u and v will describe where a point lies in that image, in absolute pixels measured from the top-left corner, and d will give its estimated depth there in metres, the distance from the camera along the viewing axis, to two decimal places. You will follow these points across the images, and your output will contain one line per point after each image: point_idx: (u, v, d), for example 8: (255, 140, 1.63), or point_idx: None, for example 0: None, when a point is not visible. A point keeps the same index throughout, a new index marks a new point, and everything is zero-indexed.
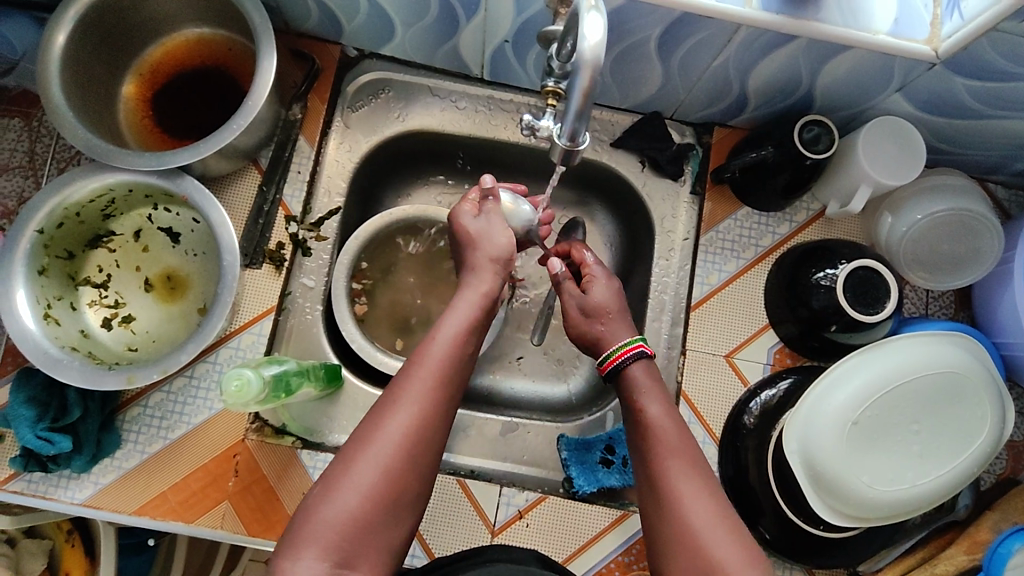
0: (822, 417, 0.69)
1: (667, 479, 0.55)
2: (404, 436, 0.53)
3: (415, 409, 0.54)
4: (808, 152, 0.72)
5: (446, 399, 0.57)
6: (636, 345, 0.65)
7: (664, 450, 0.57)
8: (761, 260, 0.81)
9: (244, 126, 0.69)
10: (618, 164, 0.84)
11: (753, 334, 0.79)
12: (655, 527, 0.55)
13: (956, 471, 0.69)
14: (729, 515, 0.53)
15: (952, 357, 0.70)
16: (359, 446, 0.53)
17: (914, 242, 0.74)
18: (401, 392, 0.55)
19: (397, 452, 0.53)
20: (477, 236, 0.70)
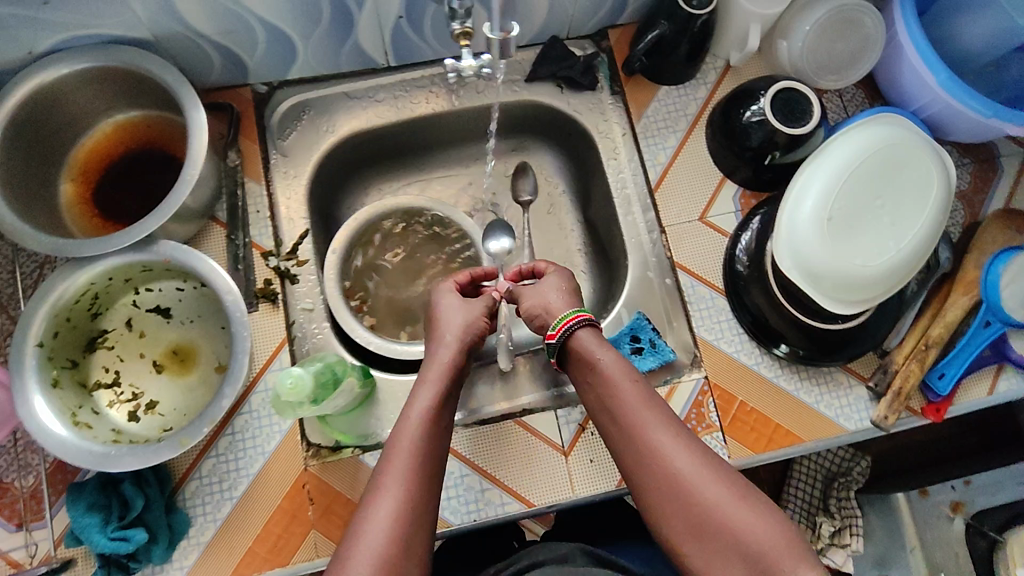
0: (800, 224, 0.76)
1: (647, 441, 0.57)
2: (388, 530, 0.53)
3: (393, 501, 0.55)
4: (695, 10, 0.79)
5: (424, 477, 0.57)
6: (577, 315, 0.67)
7: (646, 424, 0.58)
8: (695, 126, 0.88)
9: (198, 173, 0.70)
10: (538, 95, 0.90)
11: (715, 190, 0.86)
12: (646, 490, 0.56)
13: (926, 228, 0.77)
14: (716, 460, 0.56)
15: (886, 135, 0.78)
16: (347, 548, 0.53)
17: (812, 51, 0.83)
18: (376, 491, 0.56)
19: (382, 550, 0.52)
20: (445, 316, 0.72)
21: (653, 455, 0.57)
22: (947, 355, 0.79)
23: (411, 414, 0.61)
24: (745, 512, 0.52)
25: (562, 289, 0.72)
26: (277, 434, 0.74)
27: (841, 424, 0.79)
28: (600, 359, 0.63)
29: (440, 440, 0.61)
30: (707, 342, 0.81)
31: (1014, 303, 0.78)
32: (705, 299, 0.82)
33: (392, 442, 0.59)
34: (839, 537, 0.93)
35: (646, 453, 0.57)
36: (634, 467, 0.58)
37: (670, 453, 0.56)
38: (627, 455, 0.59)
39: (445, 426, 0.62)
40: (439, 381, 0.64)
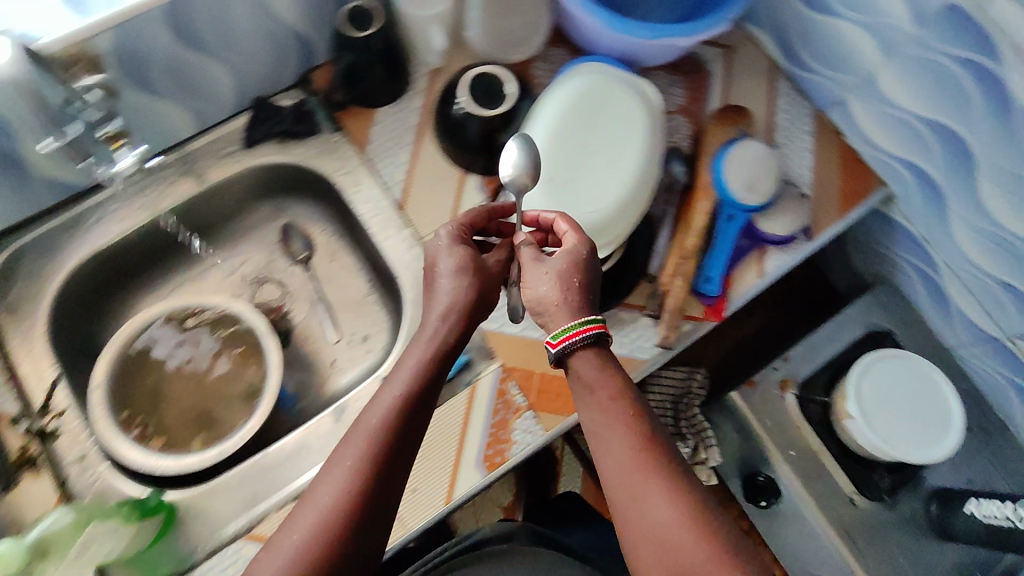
0: (526, 196, 0.79)
1: (637, 482, 0.59)
2: (302, 543, 0.56)
3: (319, 513, 0.57)
4: (353, 33, 0.79)
5: (403, 427, 0.62)
6: (587, 328, 0.65)
7: (636, 481, 0.59)
8: (421, 135, 0.89)
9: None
10: (264, 158, 0.89)
11: (458, 188, 0.87)
12: (626, 527, 0.59)
13: (640, 154, 0.80)
14: (688, 502, 0.57)
15: (574, 88, 0.82)
16: (299, 510, 0.58)
17: (486, 38, 0.87)
18: (333, 484, 0.58)
19: (313, 521, 0.57)
20: (451, 301, 0.70)
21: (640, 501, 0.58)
22: (708, 259, 0.84)
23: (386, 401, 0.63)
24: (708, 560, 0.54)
25: (549, 279, 0.68)
26: None
27: (638, 357, 0.82)
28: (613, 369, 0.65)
29: (409, 429, 0.63)
30: (494, 330, 0.82)
31: (743, 191, 0.82)
32: None
33: (356, 434, 0.61)
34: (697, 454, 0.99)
35: (631, 501, 0.59)
36: (619, 496, 0.60)
37: (655, 504, 0.57)
38: (616, 489, 0.60)
39: (429, 391, 0.66)
40: (426, 347, 0.68)
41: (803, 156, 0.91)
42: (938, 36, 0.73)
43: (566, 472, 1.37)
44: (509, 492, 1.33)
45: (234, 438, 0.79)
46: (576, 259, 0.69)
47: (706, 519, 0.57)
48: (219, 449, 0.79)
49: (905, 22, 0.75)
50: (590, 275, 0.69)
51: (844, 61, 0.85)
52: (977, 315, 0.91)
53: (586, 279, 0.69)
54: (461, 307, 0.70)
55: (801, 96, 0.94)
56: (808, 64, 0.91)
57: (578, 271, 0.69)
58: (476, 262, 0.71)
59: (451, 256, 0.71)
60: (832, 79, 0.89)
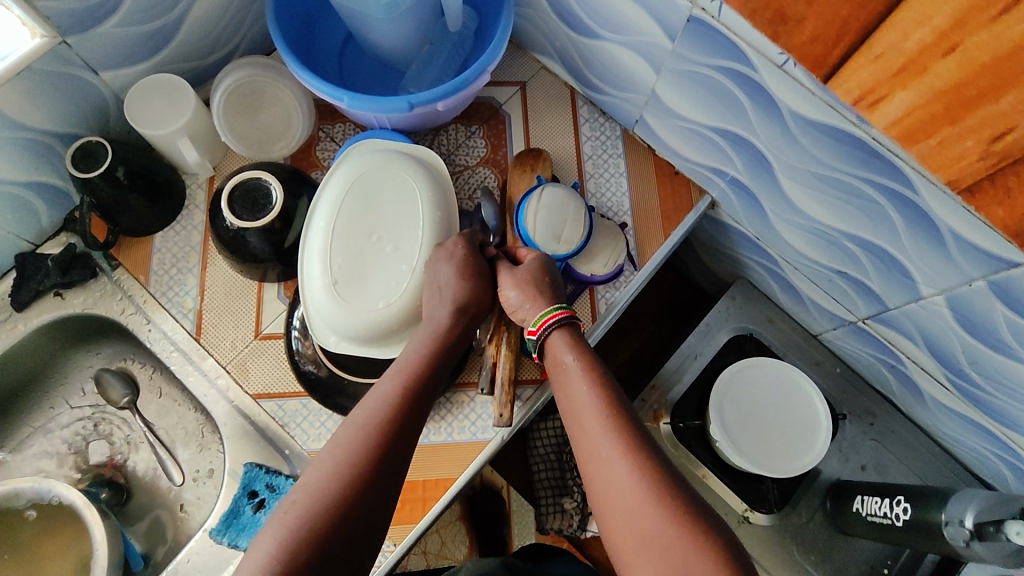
0: (316, 304, 0.73)
1: (599, 454, 0.55)
2: (266, 558, 0.48)
3: (285, 528, 0.50)
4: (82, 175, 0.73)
5: (392, 420, 0.57)
6: (554, 314, 0.65)
7: (602, 443, 0.55)
8: (206, 253, 0.82)
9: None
10: (46, 316, 0.82)
11: (256, 302, 0.81)
12: (602, 505, 0.53)
13: (428, 227, 0.75)
14: (651, 468, 0.53)
15: (347, 173, 0.77)
16: (306, 476, 0.54)
17: (243, 139, 0.82)
18: (326, 464, 0.54)
19: (299, 509, 0.51)
20: (448, 296, 0.68)
21: (614, 480, 0.53)
22: None
23: (378, 394, 0.59)
24: (689, 542, 0.48)
25: (528, 278, 0.69)
26: None
27: (482, 439, 0.77)
28: (571, 358, 0.63)
29: (403, 433, 0.57)
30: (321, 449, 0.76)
31: (547, 240, 0.77)
32: (298, 412, 0.77)
33: (352, 421, 0.57)
34: (585, 505, 0.97)
35: (605, 461, 0.54)
36: (592, 484, 0.55)
37: (616, 471, 0.53)
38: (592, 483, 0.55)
39: (425, 383, 0.62)
40: (443, 309, 0.68)
41: (616, 182, 0.88)
42: (692, 48, 0.69)
43: (520, 511, 1.06)
44: (462, 541, 1.04)
45: None
46: (542, 261, 0.70)
47: (669, 481, 0.52)
48: None
49: (662, 39, 0.71)
50: (553, 276, 0.70)
51: (627, 81, 0.81)
52: (829, 303, 0.86)
53: (550, 279, 0.70)
54: (462, 322, 0.68)
55: (605, 119, 0.90)
56: (599, 86, 0.87)
57: (545, 272, 0.70)
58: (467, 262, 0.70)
59: (448, 262, 0.70)
60: (624, 99, 0.85)
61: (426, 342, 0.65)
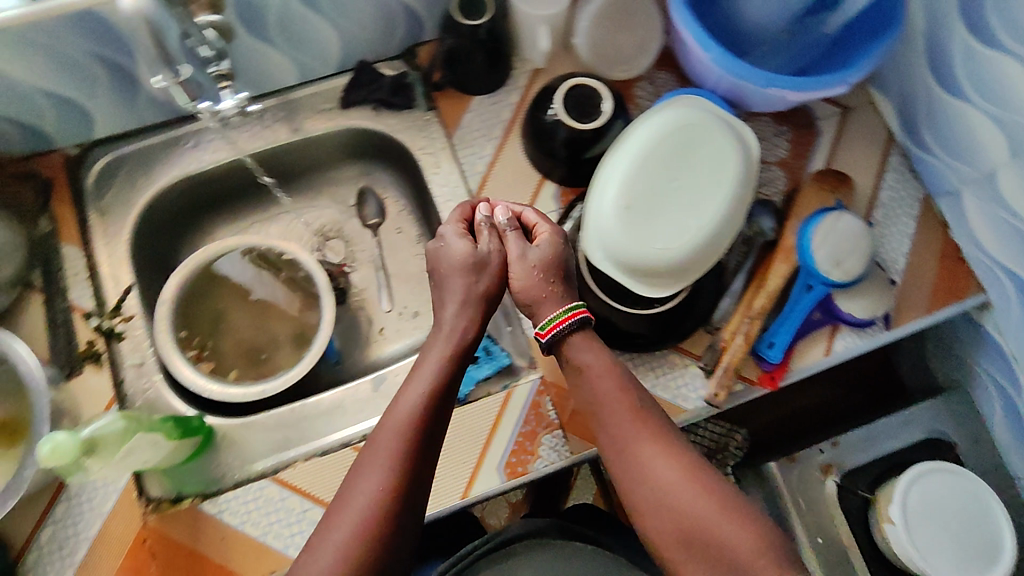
0: (602, 216, 0.77)
1: (635, 452, 0.63)
2: (370, 505, 0.58)
3: (377, 482, 0.59)
4: (465, 21, 0.81)
5: (414, 444, 0.62)
6: (576, 313, 0.69)
7: (650, 457, 0.62)
8: (510, 131, 0.89)
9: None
10: (358, 121, 0.91)
11: (535, 193, 0.87)
12: (644, 510, 0.61)
13: (728, 195, 0.77)
14: (701, 472, 0.61)
15: (675, 115, 0.80)
16: (355, 478, 0.61)
17: (593, 48, 0.87)
18: (371, 474, 0.60)
19: (368, 505, 0.58)
20: (491, 251, 0.72)
21: (659, 489, 0.60)
22: (774, 325, 0.79)
23: (405, 395, 0.65)
24: (732, 526, 0.57)
25: (549, 256, 0.72)
26: (113, 493, 0.75)
27: (679, 406, 0.78)
28: (586, 359, 0.68)
29: (440, 407, 0.65)
30: None
31: (829, 264, 0.78)
32: None
33: (387, 428, 0.62)
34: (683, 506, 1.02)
35: (649, 476, 0.61)
36: (634, 490, 0.62)
37: (669, 479, 0.60)
38: (623, 473, 0.63)
39: (445, 401, 0.65)
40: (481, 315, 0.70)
41: (900, 240, 0.86)
42: None
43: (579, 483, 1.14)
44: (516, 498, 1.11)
45: (277, 380, 0.83)
46: (558, 253, 0.72)
47: (717, 484, 0.60)
48: (262, 387, 0.83)
49: None
50: (565, 271, 0.73)
51: (970, 151, 0.80)
52: None
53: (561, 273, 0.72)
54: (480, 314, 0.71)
55: (913, 176, 0.89)
56: (928, 144, 0.86)
57: (557, 262, 0.72)
58: (473, 257, 0.71)
59: (459, 245, 0.72)
60: (951, 167, 0.83)
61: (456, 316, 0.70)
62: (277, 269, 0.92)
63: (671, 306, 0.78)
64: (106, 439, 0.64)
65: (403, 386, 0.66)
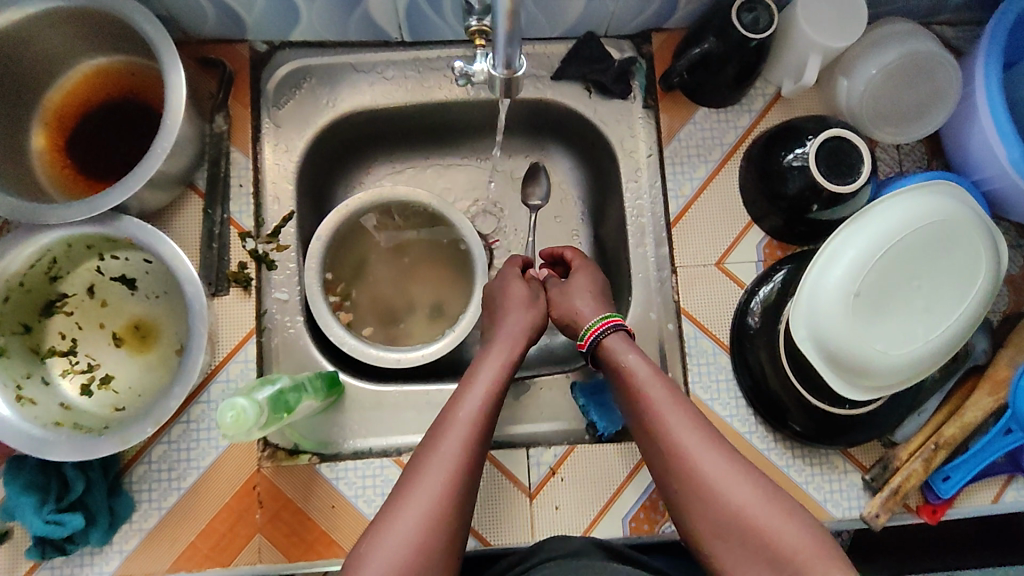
0: (823, 296, 0.69)
1: (683, 448, 0.59)
2: (439, 500, 0.56)
3: (444, 477, 0.57)
4: (750, 34, 0.70)
5: (472, 442, 0.59)
6: (611, 319, 0.69)
7: (716, 470, 0.58)
8: (729, 158, 0.79)
9: (178, 122, 0.64)
10: (564, 96, 0.81)
11: (738, 235, 0.79)
12: (702, 524, 0.57)
13: (964, 314, 0.70)
14: (771, 489, 0.57)
15: (938, 204, 0.70)
16: (419, 468, 0.58)
17: (874, 99, 0.72)
18: (441, 464, 0.57)
19: (436, 495, 0.56)
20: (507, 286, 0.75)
21: (722, 497, 0.56)
22: (955, 459, 0.73)
23: (466, 394, 0.63)
24: (788, 528, 0.54)
25: (586, 294, 0.74)
26: None
27: (827, 509, 0.74)
28: (626, 357, 0.67)
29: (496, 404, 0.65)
30: (700, 401, 0.76)
31: None
32: (706, 353, 0.77)
33: (442, 425, 0.61)
34: None
35: (707, 490, 0.57)
36: (691, 508, 0.58)
37: (733, 492, 0.56)
38: (670, 472, 0.60)
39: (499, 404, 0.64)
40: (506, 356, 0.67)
41: None
42: None
43: None
44: None
45: (416, 353, 0.78)
46: (592, 278, 0.75)
47: (784, 498, 0.57)
48: (399, 357, 0.78)
49: None
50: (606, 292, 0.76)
51: None
52: None
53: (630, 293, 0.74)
54: (530, 329, 0.72)
55: None
56: None
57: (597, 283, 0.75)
58: (528, 297, 0.74)
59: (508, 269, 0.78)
60: None
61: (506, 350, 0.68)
62: (439, 236, 0.86)
63: (859, 408, 0.72)
64: (281, 391, 0.56)
65: (465, 381, 0.65)
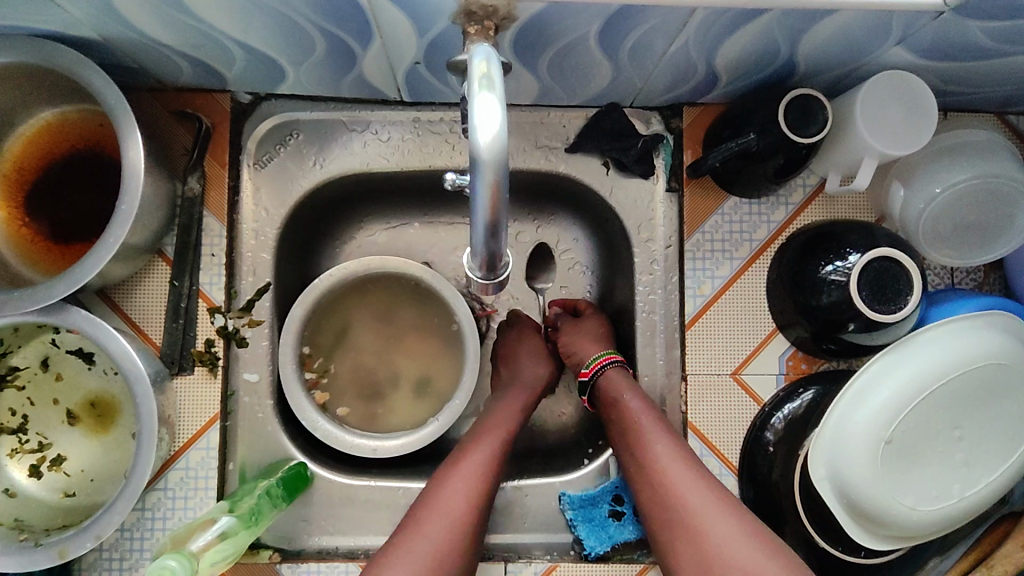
0: (849, 436, 0.61)
1: (679, 504, 0.56)
2: (437, 546, 0.56)
3: (446, 522, 0.58)
4: (800, 138, 0.61)
5: (471, 502, 0.60)
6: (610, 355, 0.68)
7: (706, 512, 0.54)
8: (758, 256, 0.71)
9: (136, 205, 0.58)
10: (578, 171, 0.73)
11: (759, 343, 0.70)
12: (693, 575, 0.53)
13: (1008, 473, 0.61)
14: (767, 539, 0.53)
15: (993, 346, 0.61)
16: (412, 526, 0.58)
17: (935, 220, 0.62)
18: (436, 518, 0.58)
19: (428, 552, 0.56)
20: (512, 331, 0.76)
21: (714, 537, 0.53)
22: None
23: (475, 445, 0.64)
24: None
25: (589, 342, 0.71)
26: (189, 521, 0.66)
27: None
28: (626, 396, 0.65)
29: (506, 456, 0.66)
30: None
31: None
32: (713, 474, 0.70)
33: (439, 485, 0.61)
34: None
35: (695, 540, 0.53)
36: (682, 557, 0.54)
37: (719, 535, 0.53)
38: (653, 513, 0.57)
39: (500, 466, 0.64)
40: (510, 419, 0.68)
41: None
42: None
43: None
44: None
45: (393, 444, 0.71)
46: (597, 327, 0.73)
47: (779, 547, 0.52)
48: (375, 446, 0.72)
49: None
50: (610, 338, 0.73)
51: None
52: None
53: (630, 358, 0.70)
54: (539, 383, 0.73)
55: None
56: None
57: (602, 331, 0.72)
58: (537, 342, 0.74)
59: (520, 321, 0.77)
60: None
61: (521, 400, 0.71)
62: (430, 310, 0.78)
63: (878, 557, 0.64)
64: (221, 543, 0.54)
65: (462, 446, 0.65)
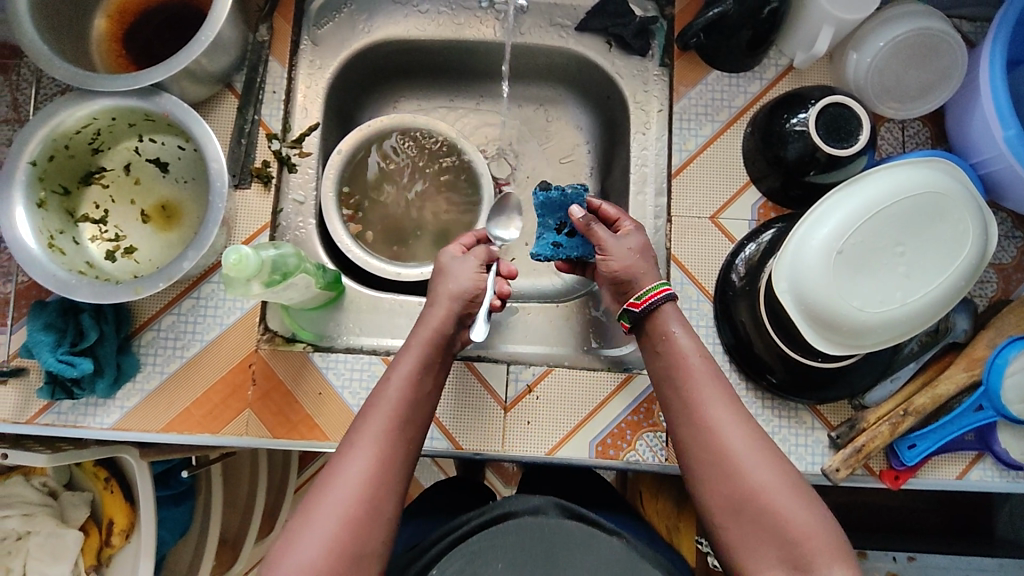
0: (807, 250, 0.71)
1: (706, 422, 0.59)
2: (359, 484, 0.55)
3: (370, 461, 0.56)
4: None
5: (397, 445, 0.58)
6: (665, 288, 0.66)
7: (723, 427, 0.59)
8: (736, 120, 0.82)
9: (222, 15, 0.71)
10: (585, 48, 0.86)
11: (734, 194, 0.82)
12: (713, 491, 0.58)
13: (945, 286, 0.72)
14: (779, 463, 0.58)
15: (933, 180, 0.72)
16: (330, 476, 0.56)
17: (879, 71, 0.76)
18: (360, 468, 0.56)
19: (354, 499, 0.54)
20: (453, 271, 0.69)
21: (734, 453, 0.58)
22: (924, 429, 0.75)
23: (394, 377, 0.62)
24: (768, 471, 0.57)
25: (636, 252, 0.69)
26: (238, 310, 0.77)
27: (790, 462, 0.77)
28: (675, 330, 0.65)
29: (422, 388, 0.63)
30: None
31: (1014, 394, 0.72)
32: (690, 300, 0.80)
33: (365, 431, 0.58)
34: None
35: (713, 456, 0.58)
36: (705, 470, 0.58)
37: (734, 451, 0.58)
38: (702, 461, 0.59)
39: (428, 393, 0.63)
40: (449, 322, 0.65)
41: None
42: None
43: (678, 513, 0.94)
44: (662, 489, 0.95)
45: (415, 271, 0.83)
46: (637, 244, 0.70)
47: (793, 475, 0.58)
48: (400, 272, 0.83)
49: None
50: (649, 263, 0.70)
51: None
52: None
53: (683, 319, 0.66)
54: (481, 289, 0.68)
55: None
56: None
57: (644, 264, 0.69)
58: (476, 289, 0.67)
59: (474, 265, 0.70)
60: None
61: (438, 323, 0.65)
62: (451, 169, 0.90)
63: (835, 361, 0.74)
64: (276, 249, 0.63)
65: (388, 375, 0.63)
